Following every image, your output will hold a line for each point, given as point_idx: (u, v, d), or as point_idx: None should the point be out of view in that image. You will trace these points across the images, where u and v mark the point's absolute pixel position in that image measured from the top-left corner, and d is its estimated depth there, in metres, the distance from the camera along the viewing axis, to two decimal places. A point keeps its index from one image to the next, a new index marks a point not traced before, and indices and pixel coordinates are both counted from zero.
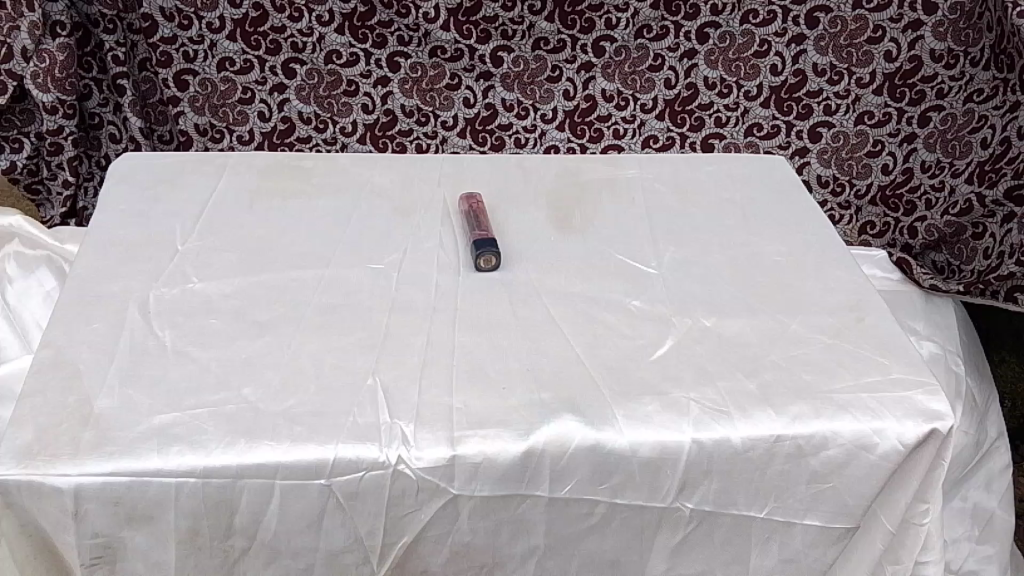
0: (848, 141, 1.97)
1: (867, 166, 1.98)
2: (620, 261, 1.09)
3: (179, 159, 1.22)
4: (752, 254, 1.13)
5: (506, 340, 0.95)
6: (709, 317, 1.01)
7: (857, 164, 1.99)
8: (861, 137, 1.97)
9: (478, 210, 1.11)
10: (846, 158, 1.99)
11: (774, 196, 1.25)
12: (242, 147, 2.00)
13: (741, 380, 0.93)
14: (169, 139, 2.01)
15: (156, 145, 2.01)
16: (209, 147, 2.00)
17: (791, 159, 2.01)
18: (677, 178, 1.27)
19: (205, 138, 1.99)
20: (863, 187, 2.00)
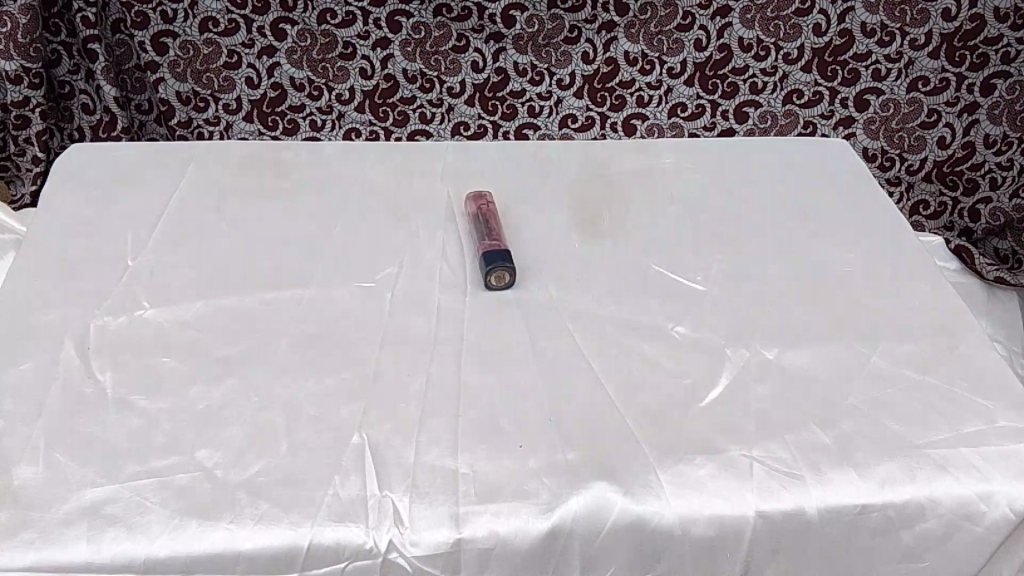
0: (899, 110, 1.76)
1: (921, 138, 1.78)
2: (659, 274, 0.91)
3: (140, 149, 1.04)
4: (818, 263, 0.94)
5: (523, 381, 0.77)
6: (771, 348, 0.83)
7: (909, 136, 1.78)
8: (914, 106, 1.76)
9: (487, 212, 0.92)
10: (895, 128, 1.78)
11: (837, 189, 1.05)
12: (228, 117, 1.79)
13: (812, 433, 0.76)
14: (148, 110, 1.78)
15: (134, 117, 1.78)
16: (193, 117, 1.79)
17: (835, 130, 1.81)
18: (723, 167, 1.07)
19: (187, 107, 1.79)
20: (916, 163, 1.80)
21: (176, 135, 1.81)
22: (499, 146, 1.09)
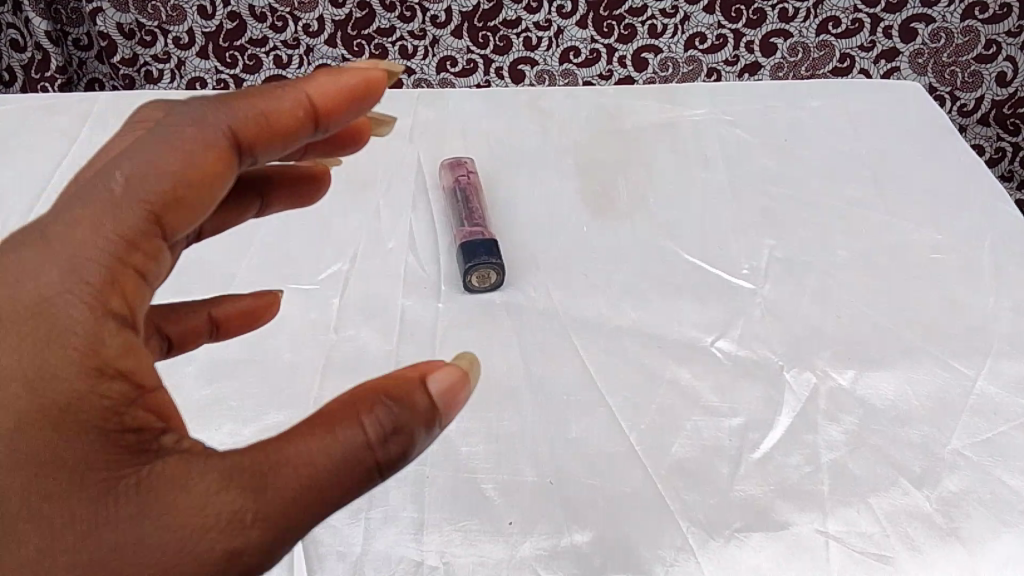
0: (951, 40, 1.33)
1: (975, 74, 1.36)
2: (692, 266, 0.69)
3: (25, 107, 0.82)
4: (897, 247, 0.72)
5: (513, 425, 0.57)
6: (844, 370, 0.62)
7: (962, 71, 1.36)
8: (968, 36, 1.32)
9: (468, 188, 0.72)
10: (947, 62, 1.36)
11: (911, 145, 0.82)
12: (182, 54, 1.37)
13: (904, 495, 0.56)
14: (88, 45, 1.36)
15: (71, 53, 1.37)
16: (139, 53, 1.36)
17: (874, 65, 1.37)
18: (767, 118, 0.85)
19: (133, 41, 1.35)
20: (969, 103, 1.40)
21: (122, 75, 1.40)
22: (483, 98, 0.87)
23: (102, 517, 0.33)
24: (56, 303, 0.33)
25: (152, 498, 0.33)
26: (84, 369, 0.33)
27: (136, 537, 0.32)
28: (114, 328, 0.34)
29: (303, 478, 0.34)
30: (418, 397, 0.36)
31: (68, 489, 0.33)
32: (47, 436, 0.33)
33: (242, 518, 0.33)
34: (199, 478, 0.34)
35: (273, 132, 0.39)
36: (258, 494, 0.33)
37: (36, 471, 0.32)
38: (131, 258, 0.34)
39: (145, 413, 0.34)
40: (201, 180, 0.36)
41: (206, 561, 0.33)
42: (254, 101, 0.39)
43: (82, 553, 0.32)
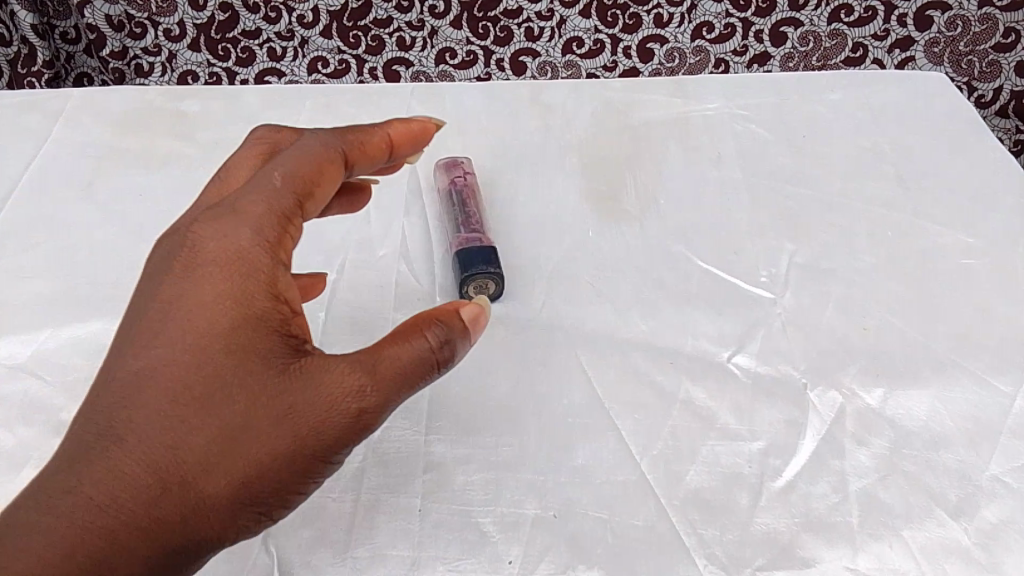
0: (968, 28, 1.25)
1: (993, 64, 1.28)
2: (705, 274, 0.64)
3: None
4: (925, 252, 0.67)
5: (512, 453, 0.53)
6: (872, 389, 0.57)
7: (979, 61, 1.28)
8: (987, 24, 1.24)
9: (465, 190, 0.68)
10: (964, 51, 1.27)
11: (938, 141, 0.77)
12: (174, 46, 1.30)
13: (940, 527, 0.51)
14: (76, 38, 1.30)
15: (58, 46, 1.30)
16: (129, 46, 1.30)
17: (887, 55, 1.29)
18: (784, 112, 0.80)
19: (122, 34, 1.28)
20: (986, 93, 1.32)
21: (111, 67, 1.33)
22: (481, 91, 0.81)
23: (260, 391, 0.42)
24: (231, 241, 0.44)
25: (300, 387, 0.42)
26: (254, 290, 0.43)
27: (292, 409, 0.42)
28: (272, 264, 0.44)
29: (395, 367, 0.43)
30: (454, 317, 0.45)
31: (244, 379, 0.42)
32: (225, 328, 0.43)
33: (362, 390, 0.43)
34: (327, 376, 0.43)
35: (364, 154, 0.52)
36: (366, 378, 0.43)
37: (223, 361, 0.42)
38: (283, 223, 0.45)
39: (293, 324, 0.44)
40: (324, 183, 0.48)
41: (330, 426, 0.42)
42: (353, 133, 0.52)
43: (248, 414, 0.42)
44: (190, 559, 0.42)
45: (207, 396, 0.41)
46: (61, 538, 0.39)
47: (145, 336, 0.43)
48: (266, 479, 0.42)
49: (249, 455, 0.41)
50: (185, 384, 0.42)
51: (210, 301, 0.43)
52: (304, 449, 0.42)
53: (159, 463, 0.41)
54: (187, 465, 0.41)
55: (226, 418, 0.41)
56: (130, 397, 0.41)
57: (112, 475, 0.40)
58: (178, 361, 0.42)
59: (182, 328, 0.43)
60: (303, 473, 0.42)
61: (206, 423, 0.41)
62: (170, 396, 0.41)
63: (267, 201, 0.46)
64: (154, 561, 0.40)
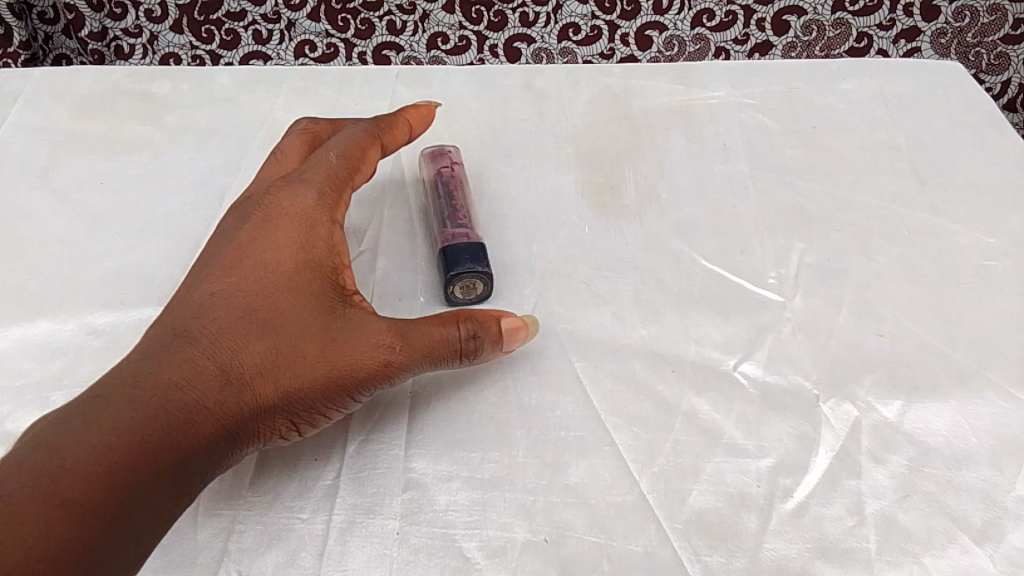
0: (977, 19, 1.19)
1: (1002, 56, 1.22)
2: (710, 274, 0.60)
3: None
4: (943, 252, 0.62)
5: (500, 471, 0.49)
6: (890, 401, 0.53)
7: (987, 53, 1.22)
8: (996, 14, 1.18)
9: (452, 180, 0.63)
10: (971, 43, 1.21)
11: (957, 135, 0.72)
12: (155, 28, 1.24)
13: (964, 554, 0.47)
14: (54, 18, 1.23)
15: (35, 27, 1.24)
16: (108, 26, 1.24)
17: (892, 45, 1.23)
18: (793, 102, 0.75)
19: (101, 13, 1.22)
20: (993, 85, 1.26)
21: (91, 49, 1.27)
22: (472, 76, 0.77)
23: (311, 323, 0.49)
24: (299, 202, 0.55)
25: (343, 322, 0.50)
26: (317, 243, 0.53)
27: (335, 339, 0.49)
28: (330, 225, 0.54)
29: (429, 338, 0.50)
30: (493, 323, 0.51)
31: (302, 306, 0.50)
32: (291, 266, 0.52)
33: (392, 346, 0.50)
34: (366, 323, 0.50)
35: (395, 143, 0.62)
36: (402, 335, 0.50)
37: (288, 289, 0.50)
38: (336, 192, 0.56)
39: (343, 279, 0.53)
40: (366, 164, 0.59)
41: (363, 365, 0.49)
42: (386, 121, 0.62)
43: (300, 335, 0.49)
44: (222, 455, 0.47)
45: (271, 318, 0.49)
46: (136, 408, 0.44)
47: (228, 266, 0.52)
48: (308, 394, 0.48)
49: (296, 369, 0.48)
50: (254, 306, 0.50)
51: (280, 244, 0.52)
52: (338, 377, 0.48)
53: (223, 361, 0.48)
54: (249, 366, 0.48)
55: (284, 337, 0.49)
56: (208, 311, 0.49)
57: (184, 364, 0.47)
58: (252, 285, 0.50)
59: (257, 260, 0.52)
60: (335, 399, 0.49)
61: (269, 335, 0.49)
62: (242, 309, 0.50)
63: (325, 172, 0.57)
64: (207, 447, 0.46)
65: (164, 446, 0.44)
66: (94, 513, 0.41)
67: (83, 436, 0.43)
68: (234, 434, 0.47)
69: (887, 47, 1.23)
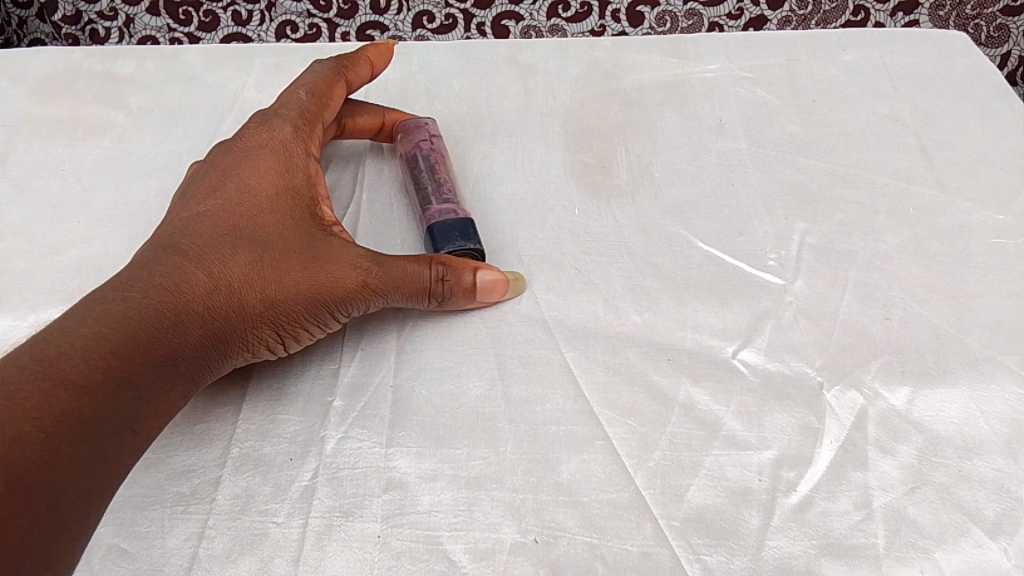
0: None
1: (1002, 28, 1.19)
2: (707, 256, 0.57)
3: None
4: (951, 231, 0.60)
5: (487, 467, 0.46)
6: (896, 388, 0.50)
7: (987, 25, 1.19)
8: None
9: (432, 154, 0.60)
10: (971, 15, 1.18)
11: (963, 108, 0.69)
12: (130, 9, 1.19)
13: (977, 549, 0.44)
14: (26, 2, 1.19)
15: (8, 10, 1.20)
16: (82, 10, 1.19)
17: (890, 18, 1.20)
18: (792, 75, 0.72)
19: None
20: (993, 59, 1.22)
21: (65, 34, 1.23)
22: (455, 53, 0.73)
23: (294, 240, 0.50)
24: (275, 134, 0.55)
25: (323, 241, 0.50)
26: (296, 172, 0.54)
27: (318, 255, 0.50)
28: (306, 156, 0.55)
29: (405, 268, 0.50)
30: (467, 274, 0.51)
31: (285, 224, 0.50)
32: (271, 189, 0.52)
33: (373, 266, 0.50)
34: (346, 244, 0.51)
35: (358, 82, 0.62)
36: (378, 259, 0.51)
37: (271, 208, 0.51)
38: (311, 127, 0.57)
39: (319, 208, 0.53)
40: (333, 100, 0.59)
41: (343, 283, 0.49)
42: (349, 58, 0.62)
43: (285, 250, 0.49)
44: (206, 364, 0.46)
45: (254, 233, 0.49)
46: (128, 305, 0.43)
47: (208, 188, 0.52)
48: (291, 309, 0.48)
49: (282, 281, 0.48)
50: (238, 222, 0.50)
51: (260, 170, 0.53)
52: (321, 292, 0.49)
53: (211, 267, 0.47)
54: (235, 277, 0.47)
55: (268, 252, 0.49)
56: (192, 226, 0.49)
57: (172, 268, 0.46)
58: (235, 203, 0.51)
59: (237, 183, 0.52)
60: (315, 315, 0.49)
61: (255, 247, 0.48)
62: (227, 225, 0.49)
63: (297, 107, 0.57)
64: (193, 353, 0.45)
65: (156, 345, 0.43)
66: (89, 399, 0.39)
67: (76, 327, 0.41)
68: (220, 342, 0.47)
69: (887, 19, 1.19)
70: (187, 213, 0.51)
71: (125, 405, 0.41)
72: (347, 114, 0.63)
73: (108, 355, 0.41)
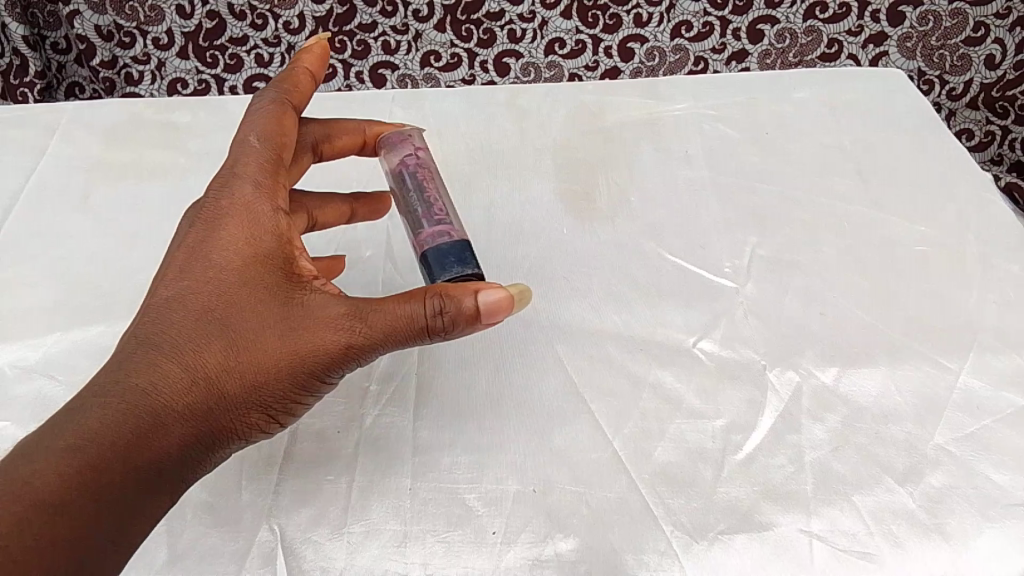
0: (941, 24, 1.28)
1: (962, 58, 1.30)
2: (674, 265, 0.69)
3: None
4: (880, 241, 0.71)
5: (493, 434, 0.58)
6: (826, 368, 0.62)
7: (951, 55, 1.30)
8: (956, 19, 1.27)
9: (419, 168, 0.62)
10: (935, 46, 1.30)
11: (896, 136, 0.81)
12: (163, 55, 1.32)
13: (888, 493, 0.56)
14: (66, 48, 1.31)
15: (49, 57, 1.31)
16: (118, 55, 1.31)
17: (860, 51, 1.32)
18: (750, 111, 0.84)
19: (110, 44, 1.30)
20: (959, 86, 1.33)
21: (101, 78, 1.35)
22: (463, 97, 0.86)
23: (271, 316, 0.48)
24: (238, 195, 0.52)
25: (302, 305, 0.49)
26: (263, 234, 0.51)
27: (296, 325, 0.48)
28: (275, 211, 0.52)
29: (394, 316, 0.48)
30: (471, 298, 0.48)
31: (260, 297, 0.49)
32: (239, 261, 0.50)
33: (354, 327, 0.48)
34: (327, 304, 0.49)
35: (305, 98, 0.61)
36: (363, 314, 0.49)
37: (242, 282, 0.49)
38: (274, 177, 0.54)
39: (298, 263, 0.51)
40: (289, 128, 0.57)
41: (328, 349, 0.48)
42: (289, 78, 0.61)
43: (261, 330, 0.48)
44: (197, 455, 0.48)
45: (227, 319, 0.48)
46: (98, 428, 0.45)
47: (179, 268, 0.50)
48: (277, 387, 0.48)
49: (261, 364, 0.48)
50: (211, 305, 0.48)
51: (226, 241, 0.50)
52: (304, 365, 0.48)
53: (186, 363, 0.47)
54: (211, 366, 0.47)
55: (244, 334, 0.48)
56: (164, 317, 0.48)
57: (144, 375, 0.46)
58: (206, 283, 0.49)
59: (206, 257, 0.50)
60: (305, 385, 0.49)
61: (229, 334, 0.48)
62: (200, 311, 0.48)
63: (258, 158, 0.54)
64: (179, 453, 0.47)
65: (131, 452, 0.45)
66: (53, 526, 0.42)
67: (39, 458, 0.44)
68: (206, 434, 0.47)
69: (858, 52, 1.31)
70: (161, 298, 0.49)
71: (104, 514, 0.44)
72: (321, 141, 0.65)
73: (73, 479, 0.43)
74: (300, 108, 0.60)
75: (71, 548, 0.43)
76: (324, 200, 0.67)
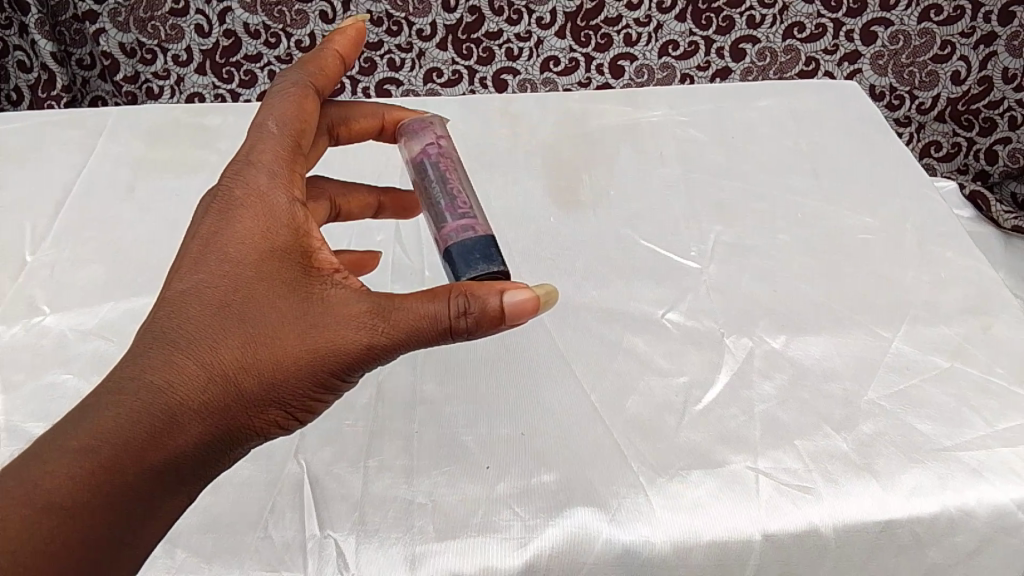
0: (909, 43, 1.39)
1: (929, 74, 1.40)
2: (648, 249, 0.79)
3: (49, 128, 0.92)
4: (830, 229, 0.81)
5: (488, 389, 0.67)
6: (777, 335, 0.71)
7: (920, 71, 1.41)
8: (924, 39, 1.38)
9: (441, 158, 0.67)
10: (906, 63, 1.40)
11: (849, 140, 0.91)
12: (182, 71, 1.42)
13: (825, 438, 0.65)
14: (91, 64, 1.41)
15: (75, 72, 1.42)
16: (140, 71, 1.42)
17: (837, 69, 1.43)
18: (721, 118, 0.94)
19: (134, 60, 1.41)
20: (927, 100, 1.43)
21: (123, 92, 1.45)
22: (464, 105, 0.96)
23: (289, 313, 0.51)
24: (253, 187, 0.55)
25: (319, 301, 0.52)
26: (279, 229, 0.53)
27: (314, 323, 0.51)
28: (291, 203, 0.55)
29: (410, 316, 0.51)
30: (493, 298, 0.51)
31: (278, 295, 0.51)
32: (257, 255, 0.52)
33: (373, 327, 0.51)
34: (343, 302, 0.52)
35: (332, 80, 0.67)
36: (381, 314, 0.51)
37: (260, 278, 0.52)
38: (289, 169, 0.57)
39: (316, 258, 0.54)
40: (309, 114, 0.61)
41: (346, 347, 0.51)
42: (317, 61, 0.66)
43: (280, 326, 0.51)
44: (217, 445, 0.51)
45: (245, 314, 0.51)
46: (120, 421, 0.48)
47: (198, 261, 0.53)
48: (296, 383, 0.51)
49: (280, 360, 0.50)
50: (229, 301, 0.51)
51: (243, 235, 0.53)
52: (322, 363, 0.51)
53: (205, 359, 0.50)
54: (230, 361, 0.50)
55: (262, 331, 0.51)
56: (184, 311, 0.51)
57: (164, 371, 0.50)
58: (225, 279, 0.52)
59: (223, 250, 0.53)
60: (324, 380, 0.52)
61: (247, 331, 0.51)
62: (219, 306, 0.51)
63: (277, 152, 0.57)
64: (200, 444, 0.50)
65: (147, 448, 0.48)
66: (79, 513, 0.47)
67: (66, 447, 0.48)
68: (225, 427, 0.51)
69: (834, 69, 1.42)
70: (181, 291, 0.52)
71: (128, 495, 0.49)
72: (338, 122, 0.73)
73: (98, 468, 0.48)
74: (323, 89, 0.66)
75: (100, 524, 0.48)
76: (348, 190, 0.76)
